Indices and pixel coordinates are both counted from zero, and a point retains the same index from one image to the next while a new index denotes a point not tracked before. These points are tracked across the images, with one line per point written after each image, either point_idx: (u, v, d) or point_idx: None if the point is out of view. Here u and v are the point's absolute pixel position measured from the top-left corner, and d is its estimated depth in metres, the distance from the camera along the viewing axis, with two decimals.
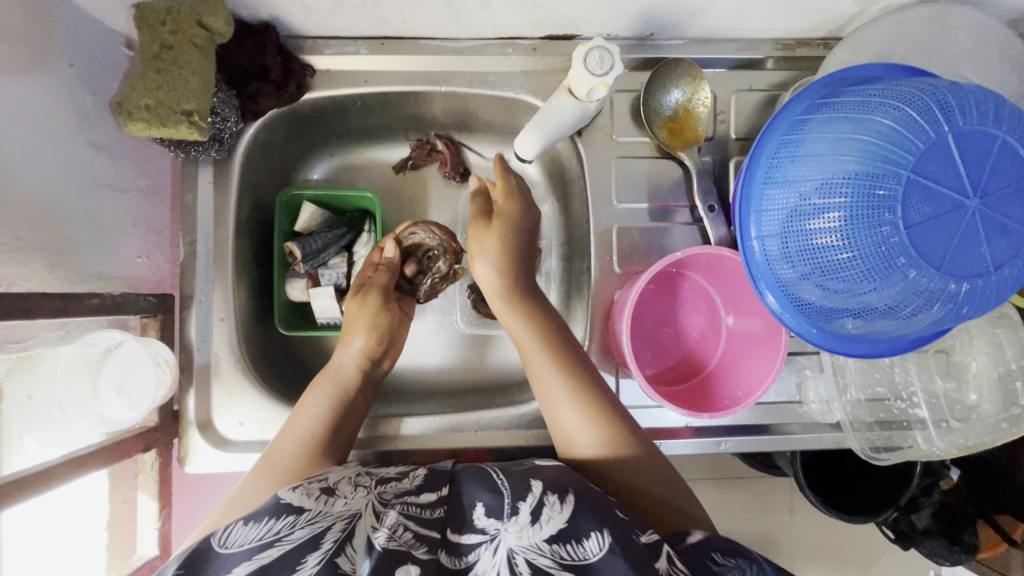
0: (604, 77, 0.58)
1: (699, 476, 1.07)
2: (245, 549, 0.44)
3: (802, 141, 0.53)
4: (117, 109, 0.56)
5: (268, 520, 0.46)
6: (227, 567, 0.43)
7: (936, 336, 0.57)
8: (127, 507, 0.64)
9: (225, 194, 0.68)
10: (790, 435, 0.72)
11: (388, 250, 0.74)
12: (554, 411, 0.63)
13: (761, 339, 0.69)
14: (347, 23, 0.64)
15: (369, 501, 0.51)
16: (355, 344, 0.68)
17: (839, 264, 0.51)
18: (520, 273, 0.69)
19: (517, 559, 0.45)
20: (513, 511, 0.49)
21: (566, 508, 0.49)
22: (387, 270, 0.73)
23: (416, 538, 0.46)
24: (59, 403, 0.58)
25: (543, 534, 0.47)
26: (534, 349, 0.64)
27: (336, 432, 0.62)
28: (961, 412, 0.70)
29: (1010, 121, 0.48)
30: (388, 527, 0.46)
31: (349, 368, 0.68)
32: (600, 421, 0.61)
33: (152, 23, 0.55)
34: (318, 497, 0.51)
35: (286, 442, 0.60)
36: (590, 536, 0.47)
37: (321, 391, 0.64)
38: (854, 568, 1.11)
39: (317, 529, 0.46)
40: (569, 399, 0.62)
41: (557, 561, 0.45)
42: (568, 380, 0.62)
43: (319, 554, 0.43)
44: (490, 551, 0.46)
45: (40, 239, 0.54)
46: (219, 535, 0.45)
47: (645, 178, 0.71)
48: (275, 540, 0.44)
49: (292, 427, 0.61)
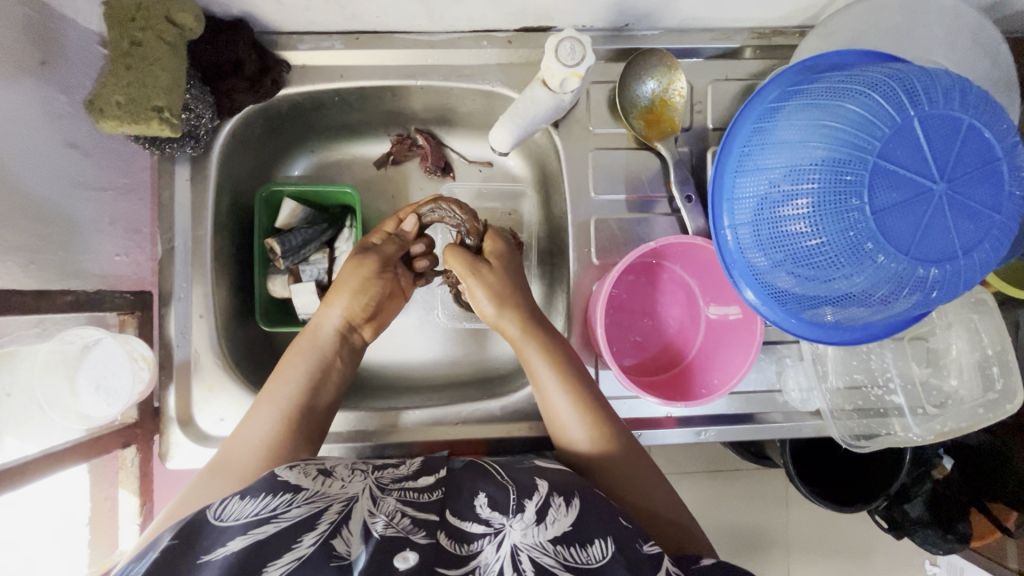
0: (575, 68, 0.59)
1: (686, 469, 1.08)
2: (242, 523, 0.44)
3: (772, 129, 0.53)
4: (88, 106, 0.56)
5: (266, 495, 0.47)
6: (222, 540, 0.43)
7: (911, 321, 0.57)
8: (109, 504, 0.66)
9: (203, 191, 0.68)
10: (771, 424, 0.72)
11: (406, 223, 0.70)
12: (546, 397, 0.63)
13: (740, 329, 0.70)
14: (321, 18, 0.64)
15: (366, 485, 0.52)
16: (337, 310, 0.66)
17: (809, 251, 0.51)
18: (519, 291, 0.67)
19: (520, 556, 0.45)
20: (516, 508, 0.49)
21: (571, 511, 0.50)
22: (394, 241, 0.70)
23: (414, 522, 0.47)
24: (37, 400, 0.57)
25: (547, 534, 0.47)
26: (533, 354, 0.64)
27: (310, 408, 0.62)
28: (938, 397, 0.71)
29: (975, 105, 0.48)
30: (386, 514, 0.48)
31: (331, 335, 0.66)
32: (585, 410, 0.62)
33: (120, 20, 0.55)
34: (315, 477, 0.51)
35: (261, 415, 0.59)
36: (594, 542, 0.47)
37: (300, 362, 0.63)
38: (844, 558, 1.12)
39: (314, 509, 0.46)
40: (567, 399, 0.62)
41: (559, 561, 0.45)
42: (565, 381, 0.63)
43: (316, 534, 0.44)
44: (493, 545, 0.47)
45: (13, 237, 0.54)
46: (215, 509, 0.45)
47: (622, 170, 0.71)
48: (272, 516, 0.45)
49: (262, 412, 0.60)
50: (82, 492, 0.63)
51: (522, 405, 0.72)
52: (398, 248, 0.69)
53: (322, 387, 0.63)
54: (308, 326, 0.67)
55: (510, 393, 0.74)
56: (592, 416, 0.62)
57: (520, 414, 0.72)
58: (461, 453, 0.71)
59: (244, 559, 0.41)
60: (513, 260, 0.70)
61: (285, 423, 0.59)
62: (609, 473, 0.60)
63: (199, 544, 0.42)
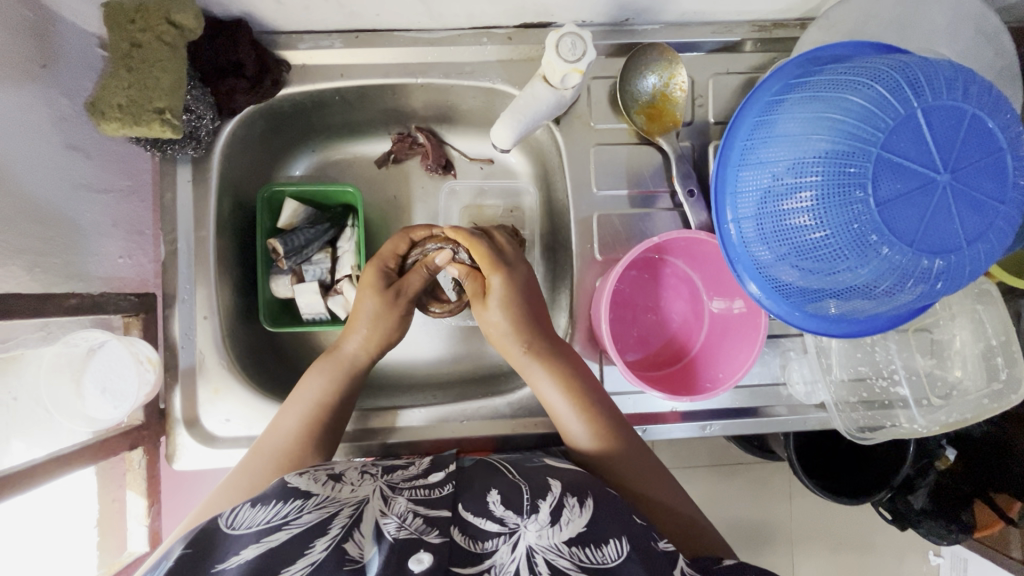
0: (576, 64, 0.58)
1: (690, 464, 1.08)
2: (256, 531, 0.44)
3: (775, 122, 0.53)
4: (89, 109, 0.55)
5: (277, 503, 0.47)
6: (235, 549, 0.43)
7: (914, 313, 0.57)
8: (117, 506, 0.67)
9: (205, 192, 0.68)
10: (776, 417, 0.72)
11: (436, 259, 0.67)
12: (549, 404, 0.64)
13: (744, 322, 0.70)
14: (320, 17, 0.64)
15: (376, 487, 0.52)
16: (361, 332, 0.66)
17: (814, 244, 0.51)
18: (516, 300, 0.65)
19: (536, 558, 0.45)
20: (531, 509, 0.49)
21: (586, 511, 0.50)
22: (422, 273, 0.68)
23: (426, 522, 0.47)
24: (44, 403, 0.57)
25: (561, 535, 0.47)
26: (529, 363, 0.64)
27: (332, 415, 0.64)
28: (943, 389, 0.71)
29: (978, 95, 0.48)
30: (398, 515, 0.48)
31: (359, 359, 0.67)
32: (588, 414, 0.62)
33: (121, 22, 0.55)
34: (325, 482, 0.52)
35: (287, 419, 0.62)
36: (609, 542, 0.47)
37: (322, 375, 0.64)
38: (850, 551, 1.12)
39: (325, 514, 0.46)
40: (583, 424, 0.62)
41: (575, 563, 0.45)
42: (577, 404, 0.62)
43: (328, 538, 0.44)
44: (508, 545, 0.46)
45: (17, 241, 0.54)
46: (226, 517, 0.45)
47: (625, 165, 0.71)
48: (283, 523, 0.45)
49: (283, 418, 0.62)
50: (91, 494, 0.64)
51: (528, 401, 0.72)
52: (424, 279, 0.68)
53: (340, 397, 0.64)
54: (332, 347, 0.67)
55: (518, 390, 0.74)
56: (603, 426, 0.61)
57: (525, 411, 0.72)
58: (468, 451, 0.71)
59: (259, 564, 0.41)
60: (519, 276, 0.67)
61: (304, 431, 0.61)
62: (620, 473, 0.60)
63: (213, 553, 0.43)
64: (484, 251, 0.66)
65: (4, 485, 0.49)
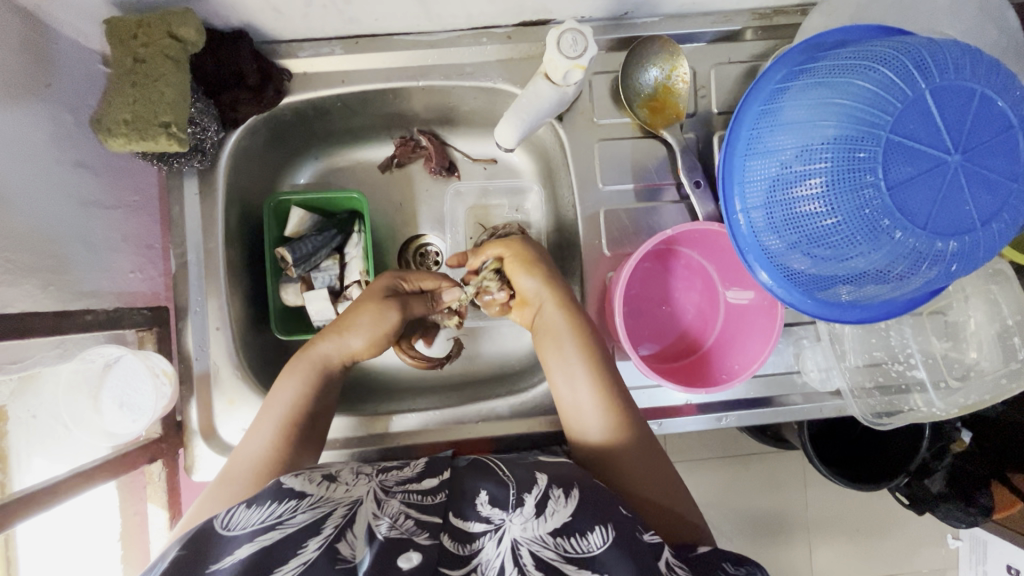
0: (579, 60, 0.58)
1: (704, 457, 1.08)
2: (249, 531, 0.44)
3: (782, 110, 0.53)
4: (96, 126, 0.56)
5: (272, 503, 0.47)
6: (230, 549, 0.43)
7: (928, 296, 0.57)
8: (139, 518, 0.69)
9: (212, 204, 0.68)
10: (791, 406, 0.71)
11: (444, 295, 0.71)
12: (570, 390, 0.63)
13: (760, 315, 0.70)
14: (319, 24, 0.64)
15: (370, 487, 0.52)
16: (351, 340, 0.65)
17: (825, 230, 0.51)
18: (549, 264, 0.67)
19: (521, 551, 0.45)
20: (517, 503, 0.49)
21: (571, 502, 0.50)
22: (424, 302, 0.71)
23: (417, 523, 0.46)
24: (63, 419, 0.61)
25: (546, 527, 0.47)
26: (570, 342, 0.64)
27: (312, 412, 0.63)
28: (960, 370, 0.70)
29: (988, 74, 0.47)
30: (389, 516, 0.47)
31: (336, 361, 0.65)
32: (612, 413, 0.61)
33: (124, 38, 0.55)
34: (320, 482, 0.52)
35: (264, 420, 0.60)
36: (593, 530, 0.47)
37: (306, 367, 0.63)
38: (869, 540, 1.11)
39: (319, 514, 0.46)
40: (604, 424, 0.61)
41: (561, 553, 0.45)
42: (602, 402, 0.62)
43: (321, 538, 0.44)
44: (494, 540, 0.46)
45: (31, 260, 0.55)
46: (222, 517, 0.46)
47: (630, 159, 0.71)
48: (277, 523, 0.45)
49: (266, 414, 0.61)
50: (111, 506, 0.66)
51: (542, 399, 0.72)
52: (424, 310, 0.71)
53: (322, 392, 0.64)
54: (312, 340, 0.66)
55: (529, 389, 0.73)
56: (619, 418, 0.61)
57: (540, 410, 0.72)
58: (482, 451, 0.71)
59: (252, 564, 0.42)
60: (538, 249, 0.69)
61: (284, 429, 0.60)
62: (642, 474, 0.59)
63: (209, 553, 0.43)
64: (514, 242, 0.68)
65: (28, 502, 0.50)
